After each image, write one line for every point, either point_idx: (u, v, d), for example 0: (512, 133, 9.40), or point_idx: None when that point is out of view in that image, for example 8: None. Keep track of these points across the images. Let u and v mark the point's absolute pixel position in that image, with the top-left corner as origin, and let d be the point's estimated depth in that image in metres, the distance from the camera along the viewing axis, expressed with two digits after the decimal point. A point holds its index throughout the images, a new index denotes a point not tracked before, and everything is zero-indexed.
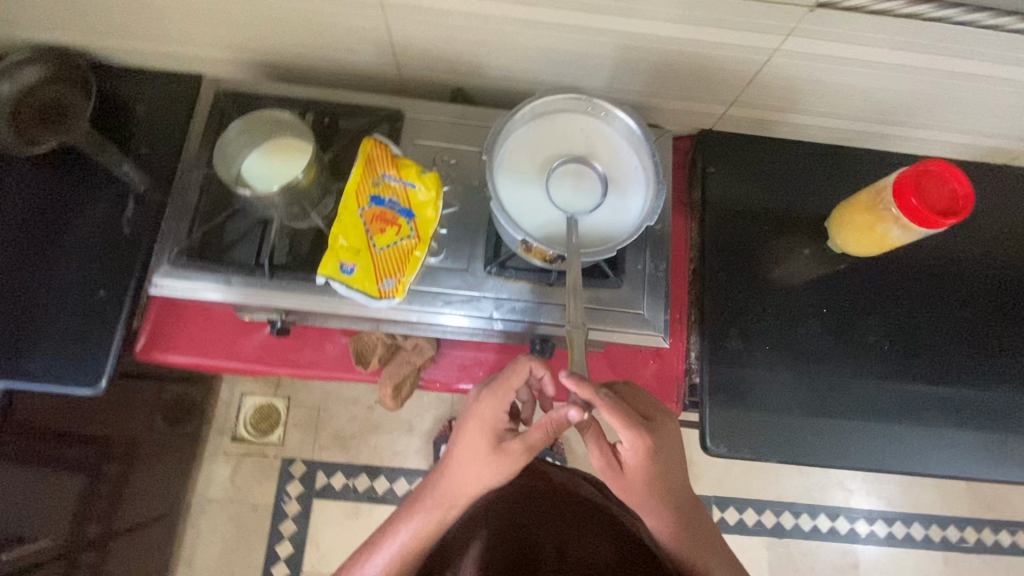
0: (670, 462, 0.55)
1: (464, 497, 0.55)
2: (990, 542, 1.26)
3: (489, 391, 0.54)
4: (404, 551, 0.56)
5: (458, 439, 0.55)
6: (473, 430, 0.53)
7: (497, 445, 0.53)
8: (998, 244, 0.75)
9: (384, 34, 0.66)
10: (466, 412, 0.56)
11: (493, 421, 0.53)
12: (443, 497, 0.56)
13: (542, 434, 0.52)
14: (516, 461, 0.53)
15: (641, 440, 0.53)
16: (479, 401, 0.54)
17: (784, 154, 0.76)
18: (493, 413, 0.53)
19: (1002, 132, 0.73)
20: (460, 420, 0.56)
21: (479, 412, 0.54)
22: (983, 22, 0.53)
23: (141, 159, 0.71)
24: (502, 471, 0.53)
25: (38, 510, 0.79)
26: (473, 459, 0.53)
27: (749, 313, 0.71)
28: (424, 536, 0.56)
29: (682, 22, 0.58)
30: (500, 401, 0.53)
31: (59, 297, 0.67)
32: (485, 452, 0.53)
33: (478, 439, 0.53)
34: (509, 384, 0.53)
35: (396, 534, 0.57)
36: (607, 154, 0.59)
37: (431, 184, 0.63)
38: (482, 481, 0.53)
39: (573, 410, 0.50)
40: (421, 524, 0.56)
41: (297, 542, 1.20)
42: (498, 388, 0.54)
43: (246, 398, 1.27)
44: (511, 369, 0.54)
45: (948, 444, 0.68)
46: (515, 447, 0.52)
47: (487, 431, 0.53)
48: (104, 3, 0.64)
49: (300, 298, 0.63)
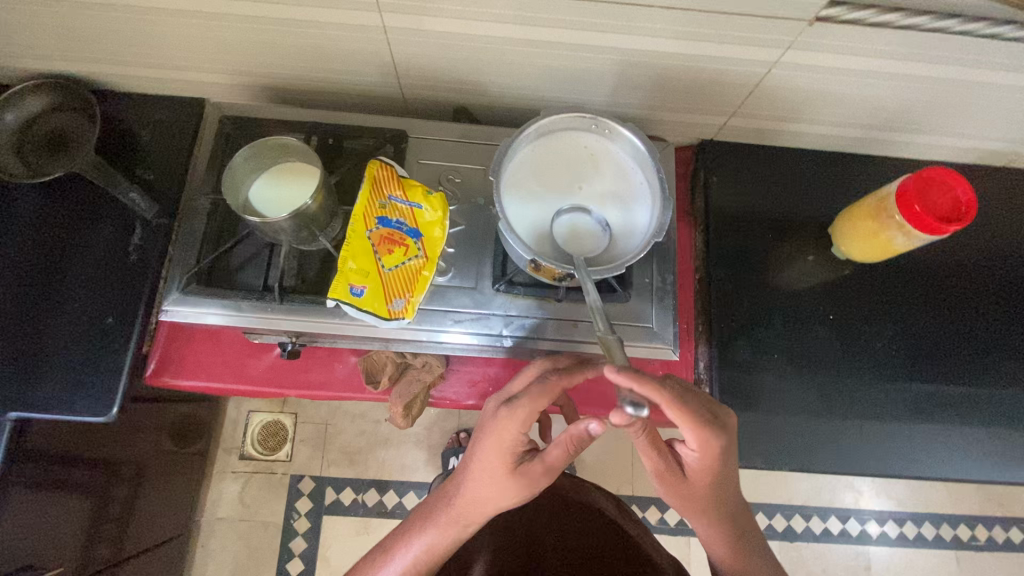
0: (727, 464, 0.51)
1: (481, 514, 0.53)
2: (1001, 540, 1.26)
3: (512, 414, 0.47)
4: (418, 563, 0.55)
5: (474, 455, 0.52)
6: (493, 450, 0.50)
7: (516, 465, 0.51)
8: (1002, 246, 0.75)
9: (387, 57, 0.67)
10: (482, 425, 0.51)
11: (514, 443, 0.49)
12: (459, 514, 0.54)
13: (562, 451, 0.51)
14: (536, 479, 0.51)
15: (713, 443, 0.48)
16: (498, 420, 0.48)
17: (786, 162, 0.77)
18: (512, 437, 0.48)
19: (1000, 136, 0.73)
20: (475, 432, 0.52)
21: (498, 433, 0.49)
22: (981, 31, 0.54)
23: (147, 184, 0.72)
24: (520, 490, 0.51)
25: (51, 535, 0.79)
26: (491, 480, 0.51)
27: (756, 321, 0.71)
28: (438, 549, 0.55)
29: (682, 39, 0.59)
30: (520, 425, 0.47)
31: (69, 326, 0.67)
32: (505, 473, 0.51)
33: (498, 460, 0.50)
34: (537, 408, 0.47)
35: (410, 545, 0.55)
36: (611, 171, 0.61)
37: (437, 204, 0.64)
38: (500, 501, 0.52)
39: (593, 425, 0.49)
40: (436, 538, 0.55)
41: (308, 559, 1.20)
42: (522, 412, 0.47)
43: (252, 415, 1.27)
44: (540, 386, 0.48)
45: (960, 447, 0.68)
46: (536, 469, 0.51)
47: (507, 450, 0.49)
48: (109, 32, 0.65)
49: (309, 321, 0.63)
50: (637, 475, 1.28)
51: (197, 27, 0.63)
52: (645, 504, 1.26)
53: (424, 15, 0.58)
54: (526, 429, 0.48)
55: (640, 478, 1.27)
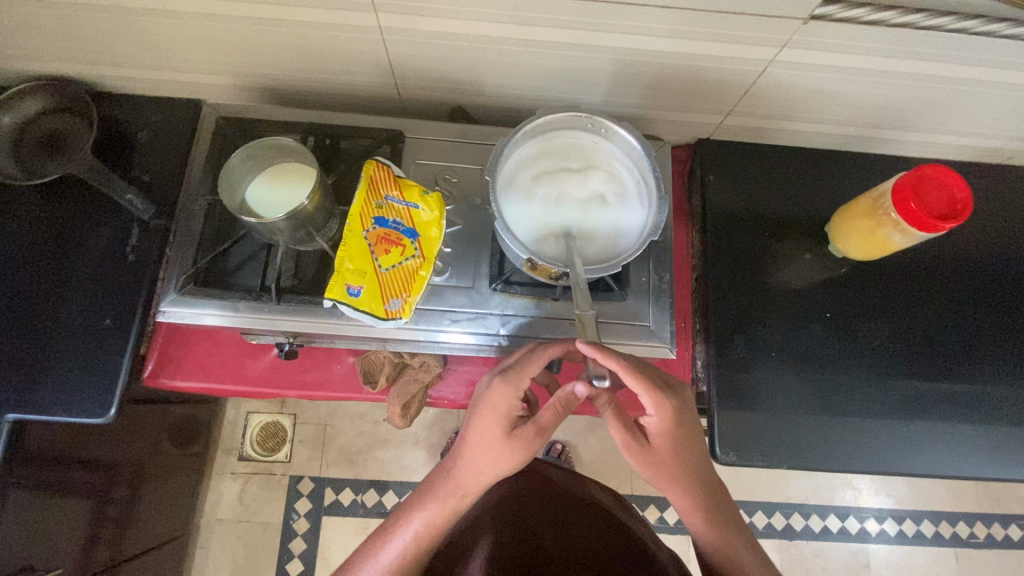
0: (691, 431, 0.54)
1: (478, 483, 0.53)
2: (1000, 537, 1.26)
3: (504, 377, 0.50)
4: (418, 539, 0.55)
5: (469, 426, 0.52)
6: (488, 418, 0.50)
7: (510, 431, 0.51)
8: (998, 242, 0.76)
9: (383, 57, 0.67)
10: (476, 397, 0.52)
11: (509, 408, 0.50)
12: (455, 485, 0.53)
13: (553, 414, 0.52)
14: (531, 444, 0.52)
15: (672, 407, 0.51)
16: (491, 387, 0.50)
17: (783, 160, 0.77)
18: (507, 401, 0.50)
19: (996, 133, 0.74)
20: (469, 405, 0.53)
21: (492, 401, 0.50)
22: (975, 29, 0.54)
23: (143, 185, 0.72)
24: (515, 459, 0.52)
25: (48, 537, 0.79)
26: (486, 450, 0.51)
27: (753, 320, 0.71)
28: (437, 524, 0.55)
29: (677, 38, 0.59)
30: (516, 387, 0.50)
31: (66, 327, 0.67)
32: (500, 441, 0.51)
33: (493, 428, 0.50)
34: (528, 371, 0.50)
35: (410, 522, 0.55)
36: (606, 172, 0.61)
37: (434, 204, 0.64)
38: (497, 469, 0.51)
39: (578, 387, 0.50)
40: (434, 513, 0.54)
41: (308, 559, 1.20)
42: (516, 376, 0.50)
43: (251, 416, 1.27)
44: (531, 354, 0.52)
45: (957, 443, 0.68)
46: (530, 433, 0.51)
47: (502, 417, 0.50)
48: (105, 34, 0.65)
49: (305, 323, 0.63)
50: (636, 474, 1.28)
51: (194, 29, 0.64)
52: (644, 503, 1.26)
53: (420, 15, 0.58)
54: (522, 393, 0.50)
55: (640, 477, 1.27)
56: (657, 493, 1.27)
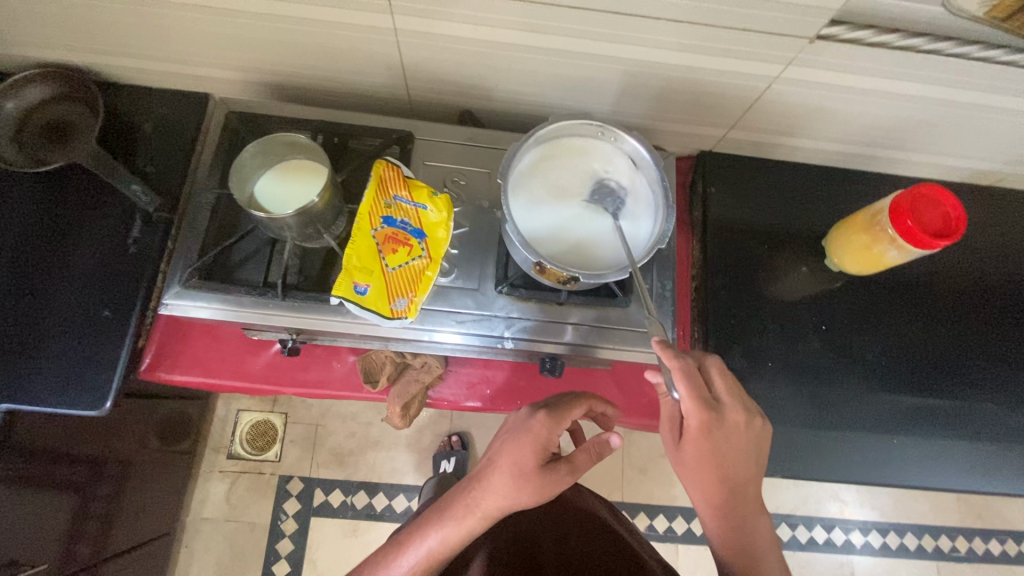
0: (727, 455, 0.52)
1: (501, 508, 0.52)
2: (981, 551, 1.29)
3: (551, 412, 0.54)
4: (432, 556, 0.53)
5: (502, 451, 0.53)
6: (527, 446, 0.52)
7: (543, 463, 0.53)
8: (990, 262, 0.78)
9: (396, 58, 0.67)
10: (512, 427, 0.55)
11: (548, 440, 0.53)
12: (478, 505, 0.52)
13: (588, 456, 0.55)
14: (561, 481, 0.53)
15: (705, 420, 0.51)
16: (535, 418, 0.54)
17: (783, 174, 0.79)
18: (549, 431, 0.53)
19: (987, 156, 0.76)
20: (501, 433, 0.55)
21: (534, 429, 0.53)
22: (974, 54, 0.56)
23: (147, 177, 0.72)
24: (543, 489, 0.52)
25: (31, 534, 0.77)
26: (518, 476, 0.51)
27: (751, 330, 0.72)
28: (454, 543, 0.53)
29: (688, 51, 0.61)
30: (557, 420, 0.54)
31: (63, 318, 0.66)
32: (535, 467, 0.52)
33: (530, 456, 0.52)
34: (568, 411, 0.55)
35: (424, 538, 0.53)
36: (616, 176, 0.62)
37: (442, 206, 0.64)
38: (525, 497, 0.52)
39: (613, 438, 0.55)
40: (451, 532, 0.52)
41: (293, 560, 1.18)
42: (561, 414, 0.54)
43: (241, 414, 1.26)
44: (570, 399, 0.57)
45: (948, 457, 0.70)
46: (565, 469, 0.53)
47: (539, 448, 0.52)
48: (118, 25, 0.65)
49: (310, 318, 0.63)
50: (626, 482, 1.29)
51: (206, 21, 0.63)
52: (634, 511, 1.26)
53: (436, 19, 0.59)
54: (561, 429, 0.54)
55: (630, 483, 1.29)
56: (646, 501, 1.28)
